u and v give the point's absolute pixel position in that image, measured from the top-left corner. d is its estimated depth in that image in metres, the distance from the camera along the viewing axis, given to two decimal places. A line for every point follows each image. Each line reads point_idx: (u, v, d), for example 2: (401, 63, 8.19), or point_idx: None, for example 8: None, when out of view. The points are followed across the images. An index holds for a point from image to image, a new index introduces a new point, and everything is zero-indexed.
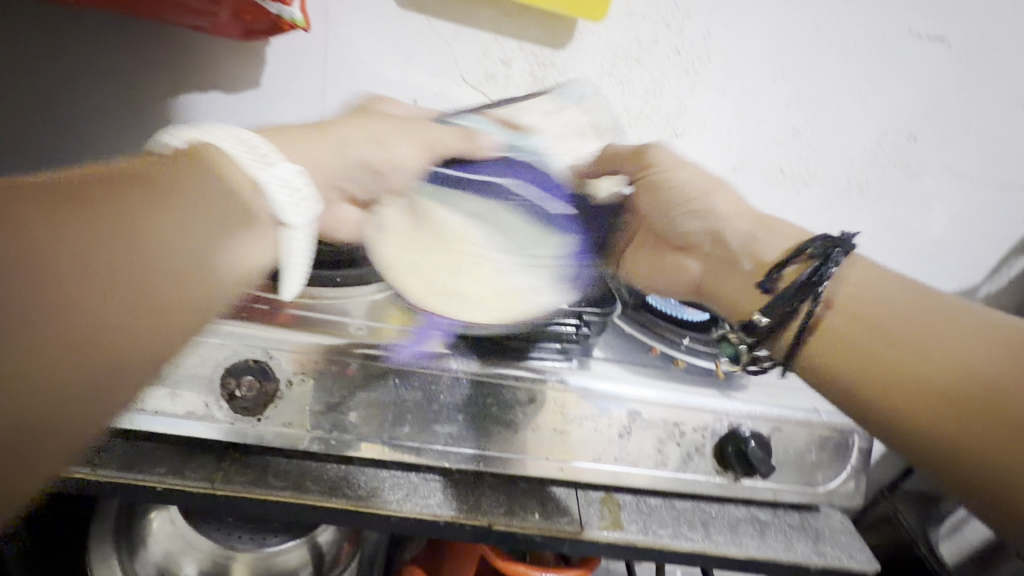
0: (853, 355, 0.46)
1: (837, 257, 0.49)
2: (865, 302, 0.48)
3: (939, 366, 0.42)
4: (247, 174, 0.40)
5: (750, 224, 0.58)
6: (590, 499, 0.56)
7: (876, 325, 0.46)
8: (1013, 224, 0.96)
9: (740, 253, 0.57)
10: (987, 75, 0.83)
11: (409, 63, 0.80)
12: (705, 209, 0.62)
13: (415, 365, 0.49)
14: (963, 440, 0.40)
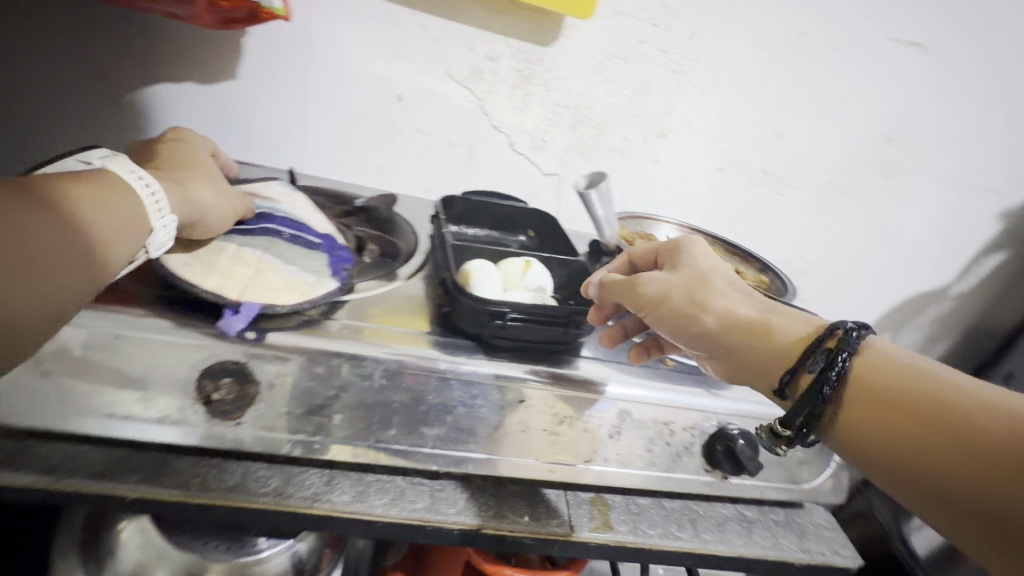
0: (878, 433, 0.41)
1: (849, 350, 0.42)
2: (865, 369, 0.43)
3: (970, 444, 0.37)
4: (144, 220, 0.43)
5: (759, 311, 0.49)
6: (579, 500, 0.55)
7: (885, 398, 0.41)
8: (982, 226, 0.99)
9: (763, 336, 0.46)
10: (960, 81, 0.86)
11: (394, 57, 0.78)
12: (716, 298, 0.49)
13: (403, 365, 0.47)
14: (980, 500, 0.36)
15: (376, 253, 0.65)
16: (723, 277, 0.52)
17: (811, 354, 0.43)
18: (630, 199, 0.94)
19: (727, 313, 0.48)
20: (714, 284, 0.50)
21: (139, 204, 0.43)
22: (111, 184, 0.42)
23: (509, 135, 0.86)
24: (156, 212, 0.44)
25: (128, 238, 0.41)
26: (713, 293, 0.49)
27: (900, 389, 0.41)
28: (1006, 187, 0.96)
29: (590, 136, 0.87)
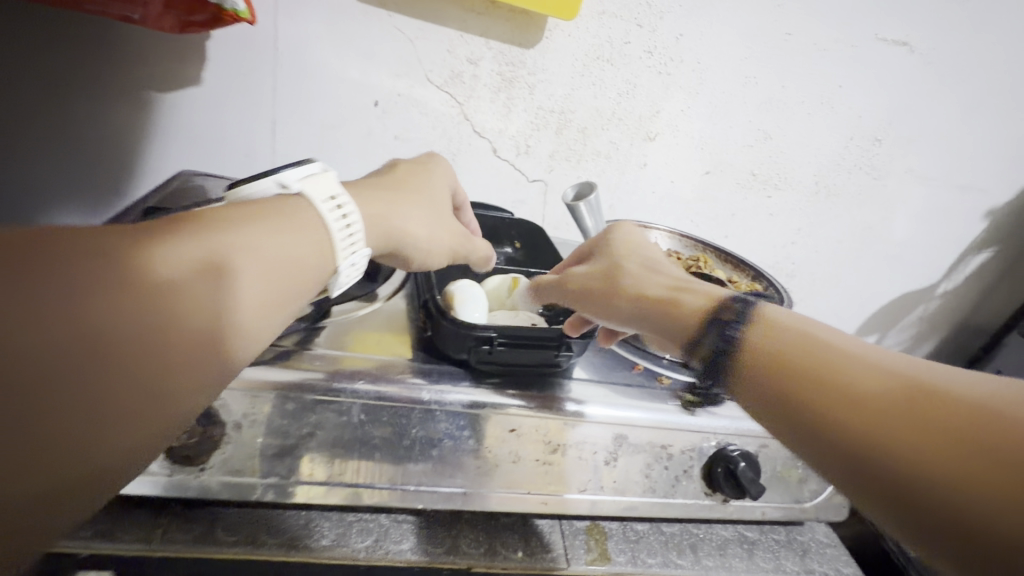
0: (821, 416, 0.32)
1: (742, 319, 0.38)
2: (794, 343, 0.35)
3: (944, 434, 0.27)
4: (330, 265, 0.36)
5: (671, 287, 0.44)
6: (575, 530, 0.53)
7: (824, 375, 0.32)
8: (969, 225, 0.99)
9: (663, 309, 0.43)
10: (945, 81, 0.85)
11: (369, 61, 0.74)
12: (626, 282, 0.46)
13: (383, 398, 0.44)
14: (962, 511, 0.26)
15: None
16: (642, 262, 0.48)
17: (704, 323, 0.40)
18: (617, 204, 0.91)
19: (637, 295, 0.45)
20: (630, 270, 0.47)
21: (328, 239, 0.36)
22: (286, 219, 0.34)
23: (492, 141, 0.83)
24: (345, 250, 0.37)
25: (304, 284, 0.35)
26: (626, 279, 0.46)
27: (847, 367, 0.32)
28: (992, 187, 0.95)
29: (576, 141, 0.85)
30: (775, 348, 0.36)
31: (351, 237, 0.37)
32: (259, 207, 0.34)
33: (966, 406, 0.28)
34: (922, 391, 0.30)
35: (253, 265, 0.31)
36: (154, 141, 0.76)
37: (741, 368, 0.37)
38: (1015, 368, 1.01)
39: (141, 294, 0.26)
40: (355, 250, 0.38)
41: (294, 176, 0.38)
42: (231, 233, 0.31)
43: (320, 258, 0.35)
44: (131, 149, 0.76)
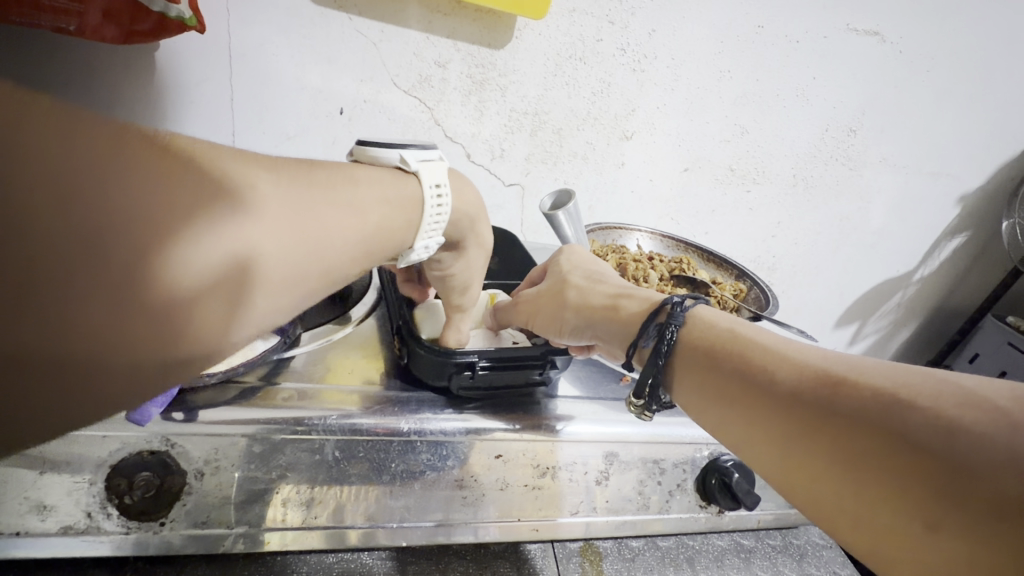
0: (746, 411, 0.36)
1: (678, 320, 0.42)
2: (717, 344, 0.40)
3: (854, 423, 0.30)
4: (402, 237, 0.35)
5: (612, 294, 0.49)
6: (568, 552, 0.51)
7: (745, 373, 0.37)
8: (943, 211, 1.00)
9: (609, 314, 0.47)
10: (915, 70, 0.85)
11: (331, 67, 0.71)
12: (576, 294, 0.50)
13: (357, 432, 0.41)
14: (883, 462, 0.28)
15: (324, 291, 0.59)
16: (587, 275, 0.52)
17: (648, 322, 0.43)
18: (596, 205, 0.90)
19: (587, 306, 0.48)
20: (577, 283, 0.51)
21: (405, 220, 0.34)
22: (375, 186, 0.33)
23: (465, 145, 0.80)
24: (428, 229, 0.36)
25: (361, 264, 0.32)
26: (575, 291, 0.50)
27: (767, 365, 0.36)
28: (964, 172, 0.96)
29: (552, 142, 0.82)
30: (697, 347, 0.41)
31: (438, 217, 0.36)
32: (365, 176, 0.33)
33: (874, 394, 0.30)
34: (838, 383, 0.32)
35: (325, 216, 0.28)
36: None
37: (677, 364, 0.41)
38: (990, 351, 1.04)
39: (225, 226, 0.23)
40: (434, 234, 0.37)
41: (414, 153, 0.37)
42: (313, 182, 0.29)
43: (396, 228, 0.34)
44: None
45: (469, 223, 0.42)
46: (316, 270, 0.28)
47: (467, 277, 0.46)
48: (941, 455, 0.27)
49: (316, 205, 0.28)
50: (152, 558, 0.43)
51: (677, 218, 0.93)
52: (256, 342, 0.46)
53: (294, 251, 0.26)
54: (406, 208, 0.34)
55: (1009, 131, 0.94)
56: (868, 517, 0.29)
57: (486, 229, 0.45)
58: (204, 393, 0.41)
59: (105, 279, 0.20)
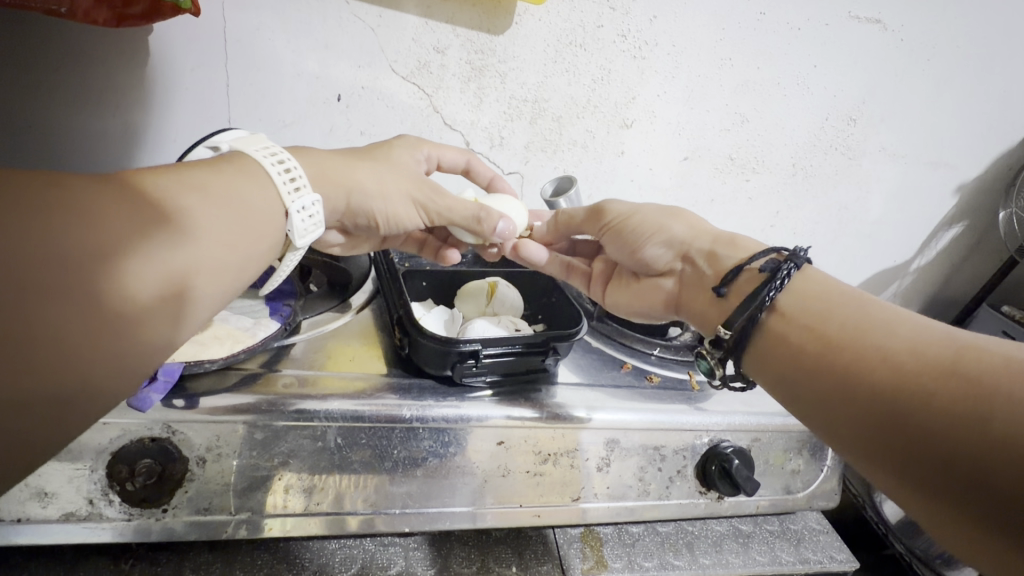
0: (832, 393, 0.38)
1: (782, 279, 0.43)
2: (817, 313, 0.41)
3: (923, 411, 0.32)
4: (279, 207, 0.42)
5: (709, 246, 0.49)
6: (570, 538, 0.51)
7: (852, 349, 0.38)
8: (940, 201, 1.00)
9: (708, 267, 0.48)
10: (917, 58, 0.84)
11: (329, 53, 0.70)
12: (653, 246, 0.52)
13: (359, 419, 0.41)
14: (946, 462, 0.31)
15: (322, 280, 0.59)
16: (660, 216, 0.53)
17: (732, 276, 0.46)
18: (595, 193, 0.89)
19: (666, 257, 0.51)
20: (649, 228, 0.52)
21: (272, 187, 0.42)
22: (242, 176, 0.40)
23: (464, 133, 0.80)
24: (290, 195, 0.42)
25: (258, 240, 0.40)
26: (652, 244, 0.52)
27: (867, 342, 0.37)
28: (962, 161, 0.96)
29: (551, 130, 0.82)
30: (789, 311, 0.43)
31: (305, 207, 0.43)
32: (226, 171, 0.40)
33: (957, 391, 0.32)
34: (940, 368, 0.33)
35: (208, 214, 0.36)
36: (100, 145, 0.70)
37: (780, 332, 0.42)
38: None
39: (139, 251, 0.31)
40: (304, 196, 0.43)
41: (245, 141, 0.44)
42: (174, 187, 0.35)
43: (269, 211, 0.41)
44: (72, 155, 0.70)
45: (343, 178, 0.47)
46: (224, 256, 0.37)
47: (397, 199, 0.50)
48: (989, 464, 0.29)
49: (192, 212, 0.35)
50: (152, 546, 0.43)
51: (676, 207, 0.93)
52: (256, 330, 0.46)
53: (194, 252, 0.34)
54: (268, 189, 0.41)
55: (1010, 120, 0.93)
56: (926, 497, 0.32)
57: (361, 169, 0.48)
58: (206, 379, 0.41)
59: (62, 299, 0.28)
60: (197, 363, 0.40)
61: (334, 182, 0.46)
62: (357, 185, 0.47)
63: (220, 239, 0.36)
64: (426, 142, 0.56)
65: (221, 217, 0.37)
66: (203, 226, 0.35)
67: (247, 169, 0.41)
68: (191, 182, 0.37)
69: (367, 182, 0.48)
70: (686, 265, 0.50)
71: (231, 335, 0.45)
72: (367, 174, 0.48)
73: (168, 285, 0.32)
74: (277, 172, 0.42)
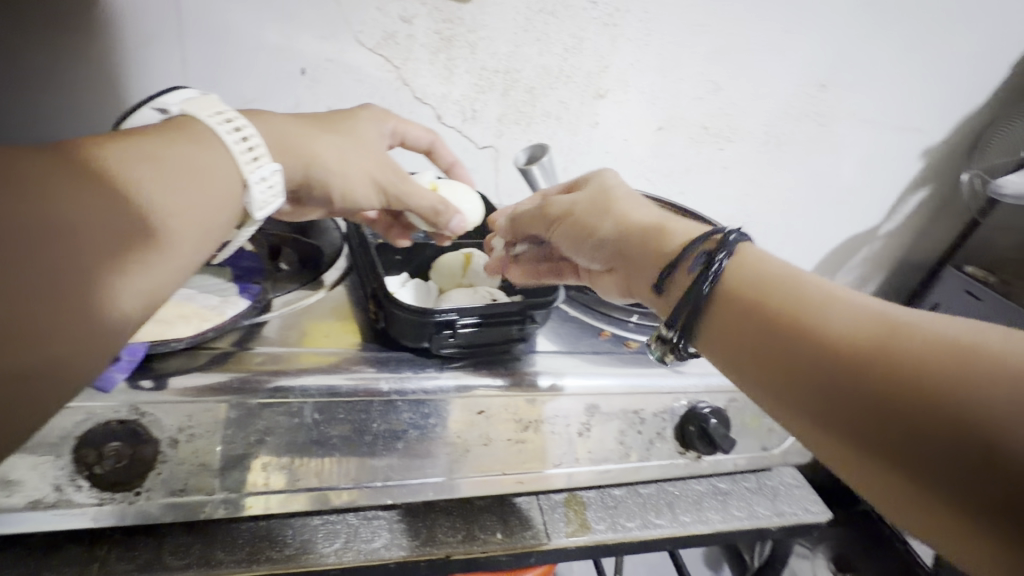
0: (786, 377, 0.37)
1: (714, 271, 0.41)
2: (756, 297, 0.40)
3: (884, 392, 0.32)
4: (238, 173, 0.40)
5: (652, 220, 0.46)
6: (553, 504, 0.52)
7: (798, 331, 0.37)
8: (907, 166, 1.02)
9: (649, 245, 0.45)
10: (885, 22, 0.85)
11: (291, 24, 0.68)
12: (604, 233, 0.47)
13: (335, 394, 0.41)
14: (916, 446, 0.30)
15: (293, 257, 0.57)
16: (598, 199, 0.49)
17: (672, 268, 0.43)
18: (571, 166, 0.89)
19: (614, 240, 0.47)
20: (592, 215, 0.48)
21: (229, 152, 0.40)
22: (195, 145, 0.38)
23: (435, 106, 0.78)
24: (249, 163, 0.40)
25: (218, 211, 0.38)
26: (598, 233, 0.48)
27: (812, 323, 0.36)
28: (929, 125, 0.98)
29: (524, 102, 0.81)
30: (739, 296, 0.40)
31: (267, 178, 0.41)
32: (178, 138, 0.38)
33: (914, 369, 0.31)
34: (891, 347, 0.33)
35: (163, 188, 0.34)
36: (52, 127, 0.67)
37: (724, 323, 0.41)
38: (948, 301, 1.07)
39: (92, 232, 0.30)
40: (263, 163, 0.41)
41: (192, 105, 0.41)
42: (127, 157, 0.34)
43: (228, 181, 0.39)
44: (22, 137, 0.67)
45: (304, 150, 0.45)
46: (186, 230, 0.35)
47: (354, 172, 0.48)
48: (961, 443, 0.29)
49: (145, 183, 0.33)
50: (130, 530, 0.42)
51: (652, 178, 0.93)
52: (224, 308, 0.45)
53: (151, 229, 0.33)
54: (225, 156, 0.39)
55: (974, 83, 0.95)
56: (896, 482, 0.31)
57: (321, 138, 0.47)
58: (173, 360, 0.40)
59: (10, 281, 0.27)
60: (163, 342, 0.39)
61: (292, 150, 0.45)
62: (317, 158, 0.46)
63: (176, 210, 0.35)
64: (391, 116, 0.55)
65: (179, 191, 0.35)
66: (159, 202, 0.34)
67: (198, 134, 0.39)
68: (142, 152, 0.35)
69: (323, 150, 0.46)
70: (631, 250, 0.46)
71: (198, 314, 0.44)
72: (322, 139, 0.47)
73: (122, 265, 0.31)
74: (234, 140, 0.40)
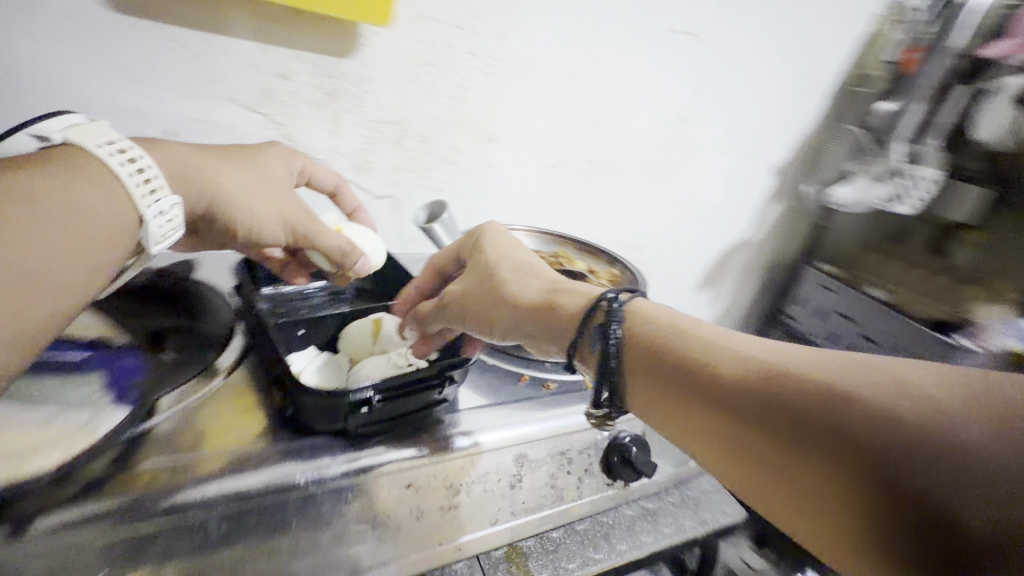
0: (712, 449, 0.37)
1: (610, 343, 0.43)
2: (656, 367, 0.41)
3: (798, 457, 0.33)
4: (130, 212, 0.38)
5: (546, 291, 0.48)
6: (494, 562, 0.50)
7: (703, 400, 0.38)
8: (763, 182, 1.17)
9: (549, 314, 0.47)
10: (728, 63, 0.97)
11: (151, 86, 0.62)
12: (507, 319, 0.48)
13: (244, 497, 0.38)
14: (841, 508, 0.31)
15: (179, 343, 0.50)
16: (484, 284, 0.50)
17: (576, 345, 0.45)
18: (472, 208, 0.90)
19: (518, 322, 0.48)
20: (492, 305, 0.49)
21: (119, 188, 0.37)
22: (80, 177, 0.36)
23: (326, 161, 0.76)
24: (144, 198, 0.38)
25: (104, 251, 0.37)
26: (499, 316, 0.48)
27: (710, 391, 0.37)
28: (774, 147, 1.13)
29: (417, 150, 0.81)
30: (648, 347, 0.42)
31: (162, 213, 0.40)
32: (59, 169, 0.36)
33: (812, 431, 0.32)
34: (782, 408, 0.34)
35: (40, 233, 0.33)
36: None
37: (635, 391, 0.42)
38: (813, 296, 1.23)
39: None
40: (159, 197, 0.40)
41: (74, 129, 0.38)
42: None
43: (115, 215, 0.37)
44: None
45: (206, 184, 0.44)
46: (65, 278, 0.35)
47: (265, 208, 0.47)
48: (877, 499, 0.29)
49: (15, 230, 0.32)
50: None
51: (549, 212, 0.97)
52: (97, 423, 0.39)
53: (20, 282, 0.32)
54: (112, 190, 0.37)
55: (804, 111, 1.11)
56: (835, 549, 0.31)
57: (225, 169, 0.45)
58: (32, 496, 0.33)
59: None
60: None
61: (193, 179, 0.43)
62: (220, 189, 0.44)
63: (50, 257, 0.34)
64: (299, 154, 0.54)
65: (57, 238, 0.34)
66: (36, 253, 0.33)
67: (82, 164, 0.37)
68: (18, 192, 0.33)
69: (228, 182, 0.45)
70: (536, 327, 0.47)
71: (67, 437, 0.37)
72: (228, 170, 0.45)
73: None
74: (129, 171, 0.38)
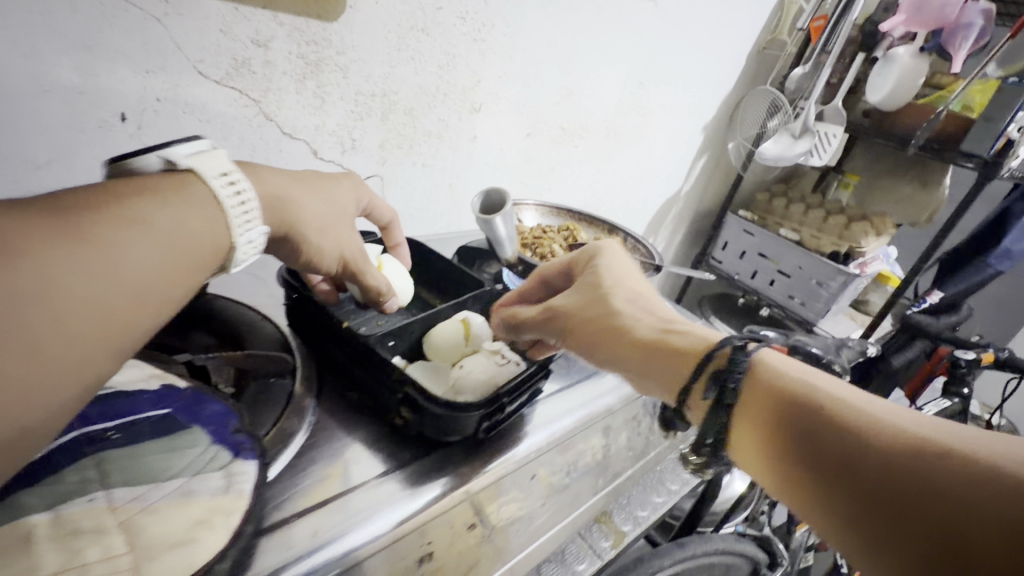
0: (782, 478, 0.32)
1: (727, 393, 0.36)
2: (757, 398, 0.35)
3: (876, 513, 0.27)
4: (228, 239, 0.34)
5: (662, 329, 0.42)
6: (589, 526, 0.60)
7: (795, 429, 0.32)
8: (695, 140, 1.28)
9: (660, 355, 0.40)
10: (678, 28, 1.02)
11: (95, 57, 0.49)
12: (604, 346, 0.43)
13: (403, 523, 0.37)
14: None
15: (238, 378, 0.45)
16: (592, 303, 0.46)
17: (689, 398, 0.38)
18: (456, 182, 0.88)
19: (625, 349, 0.42)
20: (600, 322, 0.44)
21: (223, 214, 0.34)
22: (180, 195, 0.33)
23: (309, 140, 0.67)
24: (242, 225, 0.35)
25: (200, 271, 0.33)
26: (604, 340, 0.43)
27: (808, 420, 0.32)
28: (706, 107, 1.23)
29: (404, 124, 0.75)
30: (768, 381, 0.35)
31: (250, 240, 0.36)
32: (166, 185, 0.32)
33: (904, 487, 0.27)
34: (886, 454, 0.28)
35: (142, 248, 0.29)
36: None
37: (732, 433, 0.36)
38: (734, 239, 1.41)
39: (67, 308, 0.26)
40: (252, 227, 0.36)
41: (181, 150, 0.35)
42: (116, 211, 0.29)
43: (214, 238, 0.33)
44: None
45: (288, 204, 0.40)
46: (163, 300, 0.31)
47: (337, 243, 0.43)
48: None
49: (127, 244, 0.29)
50: None
51: (524, 180, 0.98)
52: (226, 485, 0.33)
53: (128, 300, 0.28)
54: (216, 216, 0.34)
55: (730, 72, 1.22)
56: None
57: (308, 198, 0.42)
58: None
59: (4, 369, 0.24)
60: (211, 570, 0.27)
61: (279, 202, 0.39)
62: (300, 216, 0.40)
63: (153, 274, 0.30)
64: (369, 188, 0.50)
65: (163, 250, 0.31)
66: (145, 264, 0.29)
67: (188, 185, 0.33)
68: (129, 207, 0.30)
69: (308, 214, 0.41)
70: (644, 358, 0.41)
71: (218, 510, 0.30)
72: (308, 195, 0.42)
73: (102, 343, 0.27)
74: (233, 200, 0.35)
